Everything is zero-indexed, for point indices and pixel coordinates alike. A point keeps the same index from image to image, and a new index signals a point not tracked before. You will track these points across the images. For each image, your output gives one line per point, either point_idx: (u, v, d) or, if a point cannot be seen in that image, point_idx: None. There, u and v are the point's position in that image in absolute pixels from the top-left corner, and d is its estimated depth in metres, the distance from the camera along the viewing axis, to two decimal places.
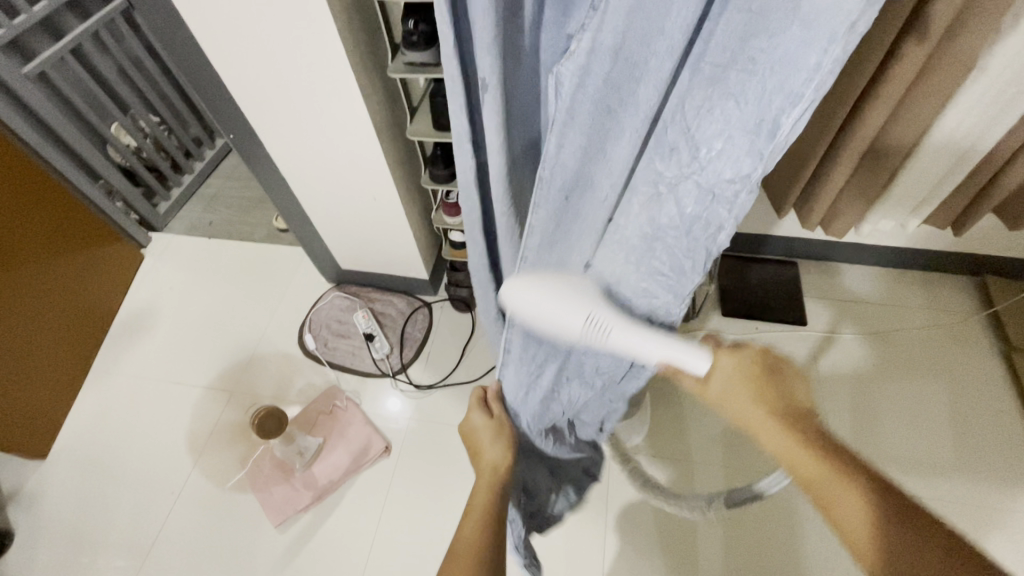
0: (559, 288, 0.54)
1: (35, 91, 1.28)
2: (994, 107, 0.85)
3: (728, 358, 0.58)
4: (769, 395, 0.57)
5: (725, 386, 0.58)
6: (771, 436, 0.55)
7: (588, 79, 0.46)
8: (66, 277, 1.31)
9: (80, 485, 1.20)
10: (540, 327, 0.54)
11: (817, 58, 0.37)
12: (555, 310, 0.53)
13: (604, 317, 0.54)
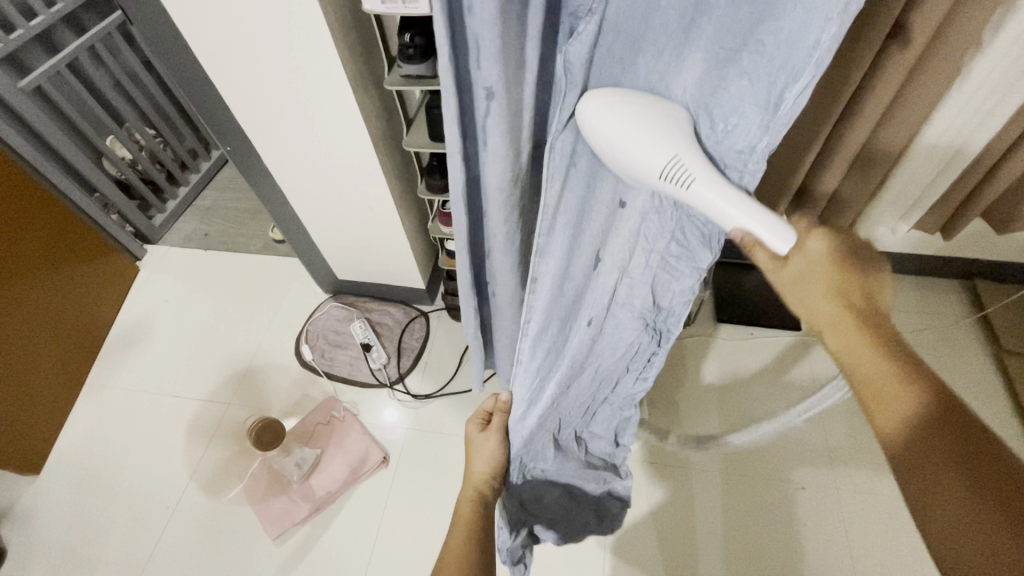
0: (645, 114, 0.45)
1: (30, 104, 1.28)
2: (979, 112, 0.87)
3: (820, 240, 0.45)
4: (854, 286, 0.45)
5: (804, 273, 0.45)
6: (841, 336, 0.45)
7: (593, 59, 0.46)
8: (60, 289, 1.31)
9: (74, 501, 1.18)
10: (614, 155, 0.46)
11: (815, 35, 0.38)
12: (637, 143, 0.45)
13: (690, 159, 0.44)
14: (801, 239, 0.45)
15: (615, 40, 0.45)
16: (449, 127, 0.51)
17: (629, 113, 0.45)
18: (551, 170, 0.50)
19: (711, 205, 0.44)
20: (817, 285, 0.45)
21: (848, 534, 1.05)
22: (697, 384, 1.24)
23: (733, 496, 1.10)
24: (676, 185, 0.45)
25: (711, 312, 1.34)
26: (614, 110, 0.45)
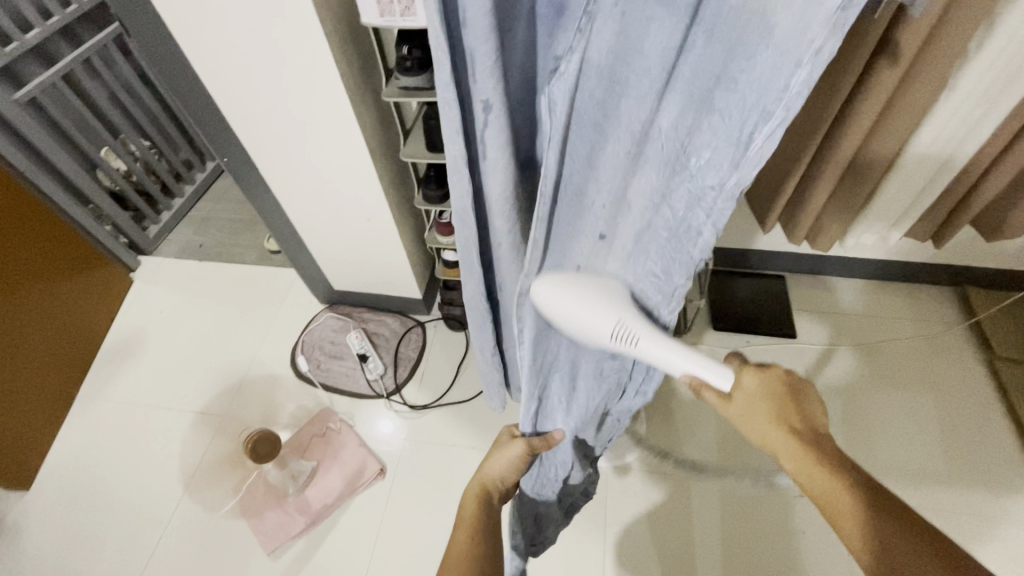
0: (588, 294, 0.56)
1: (25, 116, 1.28)
2: (966, 123, 0.89)
3: (752, 376, 0.55)
4: (789, 410, 0.54)
5: (749, 403, 0.54)
6: (790, 455, 0.51)
7: (580, 92, 0.45)
8: (53, 301, 1.30)
9: (66, 515, 1.17)
10: (565, 325, 0.56)
11: (785, 79, 0.37)
12: (586, 316, 0.55)
13: (634, 325, 0.55)
14: (737, 377, 0.55)
15: (597, 78, 0.44)
16: (450, 140, 0.50)
17: (574, 294, 0.56)
18: (539, 200, 0.49)
19: (656, 357, 0.55)
20: (762, 414, 0.54)
21: (846, 541, 1.05)
22: (693, 391, 1.24)
23: (731, 504, 1.10)
24: (625, 346, 0.55)
25: (707, 320, 1.35)
26: (562, 292, 0.56)
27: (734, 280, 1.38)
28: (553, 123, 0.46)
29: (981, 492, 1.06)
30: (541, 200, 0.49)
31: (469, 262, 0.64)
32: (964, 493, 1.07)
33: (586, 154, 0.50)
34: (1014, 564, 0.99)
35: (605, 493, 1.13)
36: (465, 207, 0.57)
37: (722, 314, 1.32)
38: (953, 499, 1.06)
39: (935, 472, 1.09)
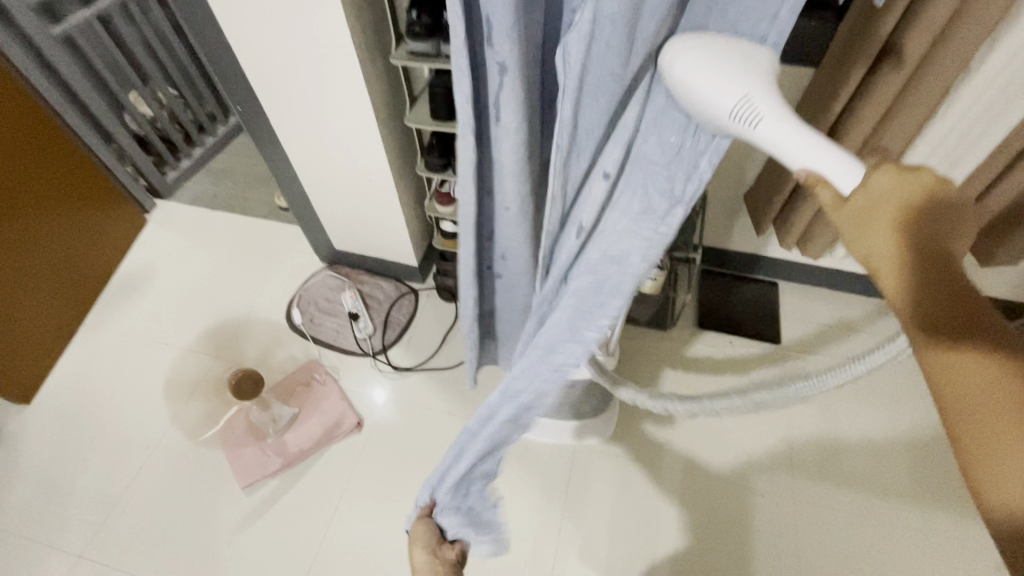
0: (722, 54, 0.41)
1: (59, 51, 1.34)
2: (966, 142, 0.89)
3: (889, 176, 0.36)
4: (924, 223, 0.35)
5: (875, 202, 0.36)
6: (897, 280, 0.35)
7: (596, 47, 0.43)
8: (68, 230, 1.36)
9: (56, 434, 1.23)
10: (684, 95, 0.43)
11: (775, 7, 0.41)
12: (713, 78, 0.41)
13: (763, 100, 0.40)
14: (864, 177, 0.38)
15: (614, 31, 0.42)
16: (460, 101, 0.51)
17: (710, 50, 0.42)
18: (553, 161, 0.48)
19: (782, 146, 0.40)
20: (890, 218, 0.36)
21: (800, 544, 1.06)
22: (672, 387, 1.26)
23: (694, 498, 1.12)
24: (740, 127, 0.41)
25: (693, 317, 1.36)
26: (702, 47, 0.42)
27: (725, 283, 1.40)
28: (568, 74, 0.43)
29: (944, 511, 1.08)
30: (557, 149, 0.48)
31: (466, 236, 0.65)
32: (926, 510, 1.08)
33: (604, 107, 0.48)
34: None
35: (568, 468, 1.17)
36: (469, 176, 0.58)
37: (707, 313, 1.35)
38: (915, 516, 1.08)
39: (901, 487, 1.11)
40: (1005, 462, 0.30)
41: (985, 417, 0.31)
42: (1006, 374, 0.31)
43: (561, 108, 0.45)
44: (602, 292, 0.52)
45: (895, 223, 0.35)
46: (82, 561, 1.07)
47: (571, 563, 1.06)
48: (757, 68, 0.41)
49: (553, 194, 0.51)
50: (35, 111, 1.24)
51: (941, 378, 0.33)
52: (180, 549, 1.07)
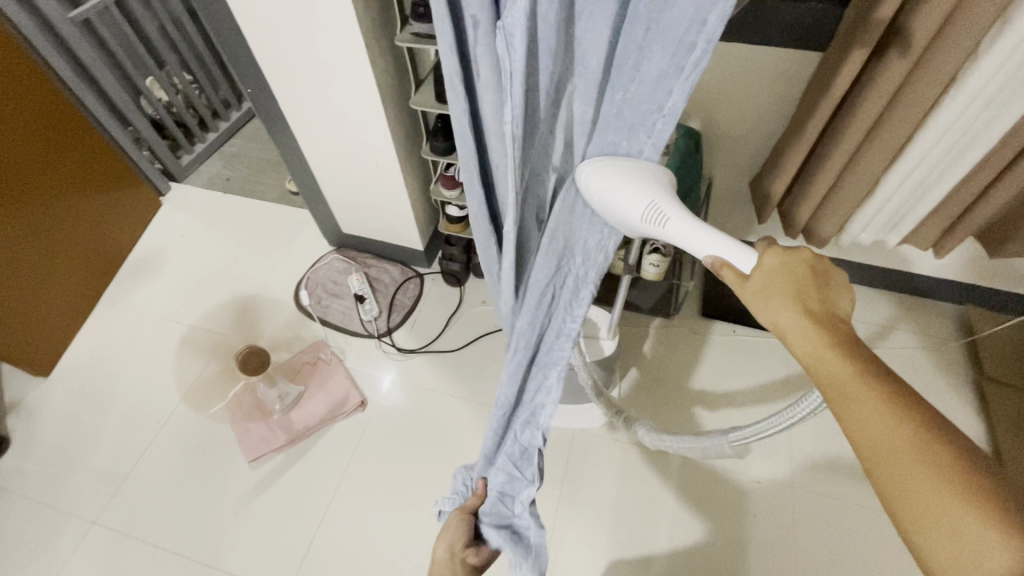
0: (628, 169, 0.51)
1: (78, 36, 1.37)
2: (973, 131, 0.88)
3: (775, 258, 0.47)
4: (810, 291, 0.46)
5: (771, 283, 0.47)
6: (804, 341, 0.44)
7: (539, 23, 0.45)
8: (83, 211, 1.39)
9: (73, 406, 1.27)
10: (603, 206, 0.52)
11: (705, 13, 0.40)
12: (623, 188, 0.50)
13: (666, 204, 0.51)
14: (758, 258, 0.48)
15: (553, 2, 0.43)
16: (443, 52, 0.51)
17: (617, 170, 0.51)
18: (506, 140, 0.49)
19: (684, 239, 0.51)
20: (783, 293, 0.46)
21: (797, 530, 1.07)
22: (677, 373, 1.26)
23: (691, 481, 1.13)
24: (652, 227, 0.51)
25: (696, 306, 1.36)
26: (607, 167, 0.51)
27: None
28: (513, 57, 0.45)
29: None
30: (508, 136, 0.49)
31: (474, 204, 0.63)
32: None
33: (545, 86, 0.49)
34: None
35: (568, 450, 1.18)
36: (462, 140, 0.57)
37: (711, 302, 1.34)
38: None
39: None
40: (909, 486, 0.38)
41: (894, 449, 0.39)
42: (894, 412, 0.39)
43: (511, 84, 0.46)
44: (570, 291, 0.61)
45: (789, 296, 0.46)
46: (95, 527, 1.11)
47: (568, 542, 1.08)
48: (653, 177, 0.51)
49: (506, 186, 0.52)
50: (53, 94, 1.27)
51: (848, 419, 0.41)
52: (188, 518, 1.11)
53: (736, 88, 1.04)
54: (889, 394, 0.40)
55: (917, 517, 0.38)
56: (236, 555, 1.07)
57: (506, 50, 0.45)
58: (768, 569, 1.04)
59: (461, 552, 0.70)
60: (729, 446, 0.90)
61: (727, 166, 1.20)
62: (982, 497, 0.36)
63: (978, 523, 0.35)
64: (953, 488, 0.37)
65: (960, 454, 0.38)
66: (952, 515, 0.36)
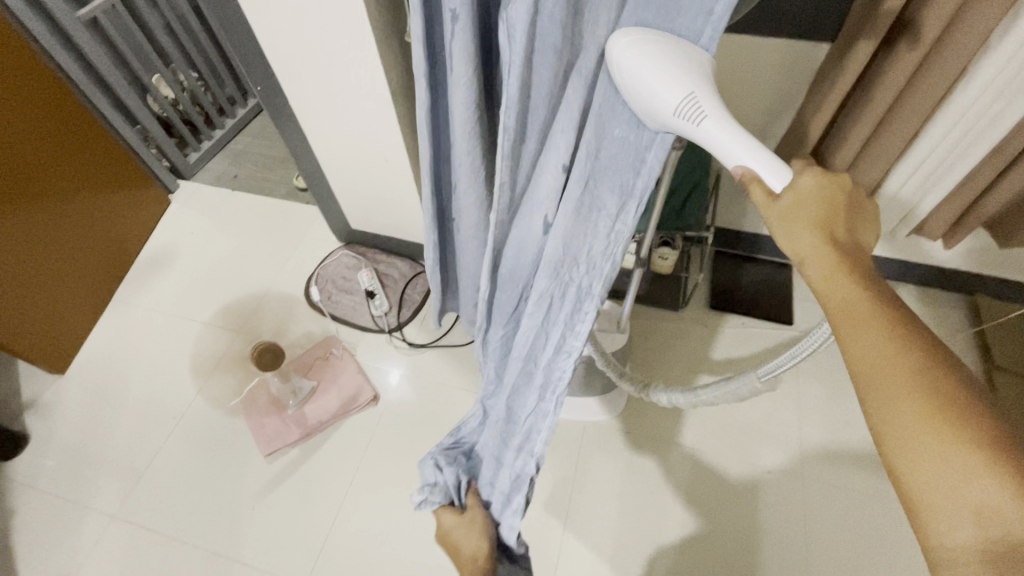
0: (667, 54, 0.43)
1: (85, 35, 1.37)
2: (985, 120, 0.87)
3: (813, 178, 0.44)
4: (839, 219, 0.44)
5: (804, 201, 0.43)
6: (819, 265, 0.42)
7: (540, 19, 0.45)
8: (93, 209, 1.40)
9: (89, 404, 1.29)
10: (635, 89, 0.44)
11: (711, 4, 0.42)
12: (664, 73, 0.42)
13: (706, 99, 0.44)
14: (792, 178, 0.44)
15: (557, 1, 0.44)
16: (414, 40, 0.50)
17: (659, 49, 0.43)
18: (502, 133, 0.51)
19: (718, 142, 0.45)
20: (811, 213, 0.43)
21: (807, 519, 1.08)
22: (689, 365, 1.27)
23: (701, 472, 1.15)
24: (687, 123, 0.44)
25: (705, 298, 1.36)
26: (649, 46, 0.44)
27: (738, 264, 1.39)
28: (512, 51, 0.46)
29: None
30: (503, 131, 0.51)
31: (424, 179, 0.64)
32: None
33: (547, 82, 0.50)
34: None
35: (580, 442, 1.19)
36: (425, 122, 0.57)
37: (720, 294, 1.35)
38: None
39: None
40: (897, 411, 0.37)
41: (889, 372, 0.37)
42: (896, 337, 0.38)
43: (509, 85, 0.48)
44: (571, 303, 0.60)
45: (819, 214, 0.43)
46: (115, 522, 1.13)
47: (581, 533, 1.09)
48: (696, 69, 0.44)
49: (501, 176, 0.55)
50: (62, 93, 1.28)
51: (851, 341, 0.39)
52: (206, 512, 1.13)
53: (745, 79, 1.04)
54: (894, 320, 0.39)
55: (901, 442, 0.36)
56: (254, 548, 1.08)
57: (509, 42, 0.46)
58: (779, 558, 1.05)
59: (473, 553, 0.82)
60: (760, 380, 0.76)
61: None
62: (971, 426, 0.35)
63: (962, 449, 0.34)
64: (942, 414, 0.36)
65: (955, 385, 0.36)
66: (945, 440, 0.35)
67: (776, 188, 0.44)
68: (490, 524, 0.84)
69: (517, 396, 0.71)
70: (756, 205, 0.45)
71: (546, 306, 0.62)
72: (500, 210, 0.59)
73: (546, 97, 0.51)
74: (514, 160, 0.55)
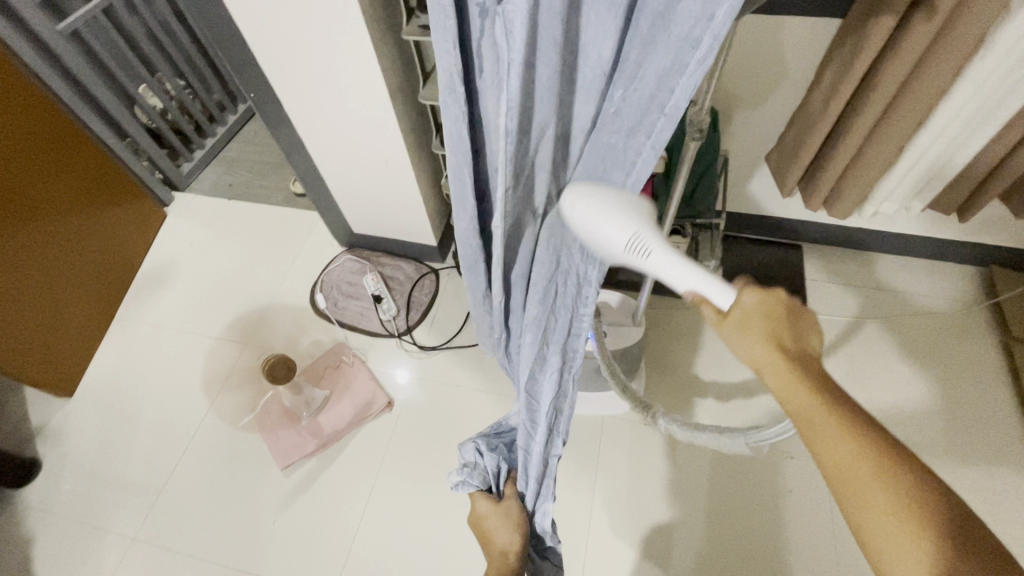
0: (609, 200, 0.48)
1: (67, 48, 1.33)
2: (1003, 89, 0.85)
3: (755, 294, 0.47)
4: (784, 327, 0.46)
5: (749, 319, 0.46)
6: (778, 377, 0.44)
7: (542, 12, 0.41)
8: (88, 228, 1.37)
9: (100, 426, 1.27)
10: (586, 237, 0.48)
11: (712, 9, 0.37)
12: (610, 222, 0.47)
13: (651, 238, 0.48)
14: (735, 297, 0.48)
15: None
16: (441, 44, 0.45)
17: (600, 201, 0.48)
18: (501, 138, 0.45)
19: (667, 275, 0.49)
20: (760, 329, 0.46)
21: (833, 501, 1.08)
22: (706, 353, 1.26)
23: (723, 459, 1.14)
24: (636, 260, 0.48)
25: None
26: (590, 199, 0.48)
27: (749, 248, 1.38)
28: (510, 49, 0.41)
29: (978, 465, 1.08)
30: (504, 135, 0.45)
31: (462, 195, 0.56)
32: (962, 465, 1.08)
33: (549, 80, 0.45)
34: (999, 523, 1.02)
35: (599, 437, 1.18)
36: (457, 135, 0.51)
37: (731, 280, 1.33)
38: (950, 472, 1.07)
39: (934, 443, 1.10)
40: (875, 523, 0.40)
41: (860, 485, 0.40)
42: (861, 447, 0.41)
43: (508, 85, 0.43)
44: (573, 287, 0.60)
45: (769, 331, 0.45)
46: (136, 543, 1.12)
47: (606, 528, 1.08)
48: (638, 210, 0.48)
49: (505, 183, 0.49)
50: (50, 110, 1.25)
51: (820, 453, 0.42)
52: (227, 528, 1.12)
53: (750, 59, 1.02)
54: (857, 430, 0.41)
55: (880, 552, 0.40)
56: (277, 561, 1.07)
57: (505, 39, 0.42)
58: (807, 542, 1.04)
59: (505, 546, 0.79)
60: (749, 447, 0.78)
61: (743, 140, 1.18)
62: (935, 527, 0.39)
63: (929, 549, 0.38)
64: (908, 517, 0.39)
65: (917, 492, 0.40)
66: (916, 549, 0.38)
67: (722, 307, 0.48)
68: (525, 516, 0.82)
69: (532, 383, 0.68)
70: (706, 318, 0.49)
71: (549, 292, 0.60)
72: (504, 218, 0.53)
73: (546, 96, 0.46)
74: (517, 167, 0.50)
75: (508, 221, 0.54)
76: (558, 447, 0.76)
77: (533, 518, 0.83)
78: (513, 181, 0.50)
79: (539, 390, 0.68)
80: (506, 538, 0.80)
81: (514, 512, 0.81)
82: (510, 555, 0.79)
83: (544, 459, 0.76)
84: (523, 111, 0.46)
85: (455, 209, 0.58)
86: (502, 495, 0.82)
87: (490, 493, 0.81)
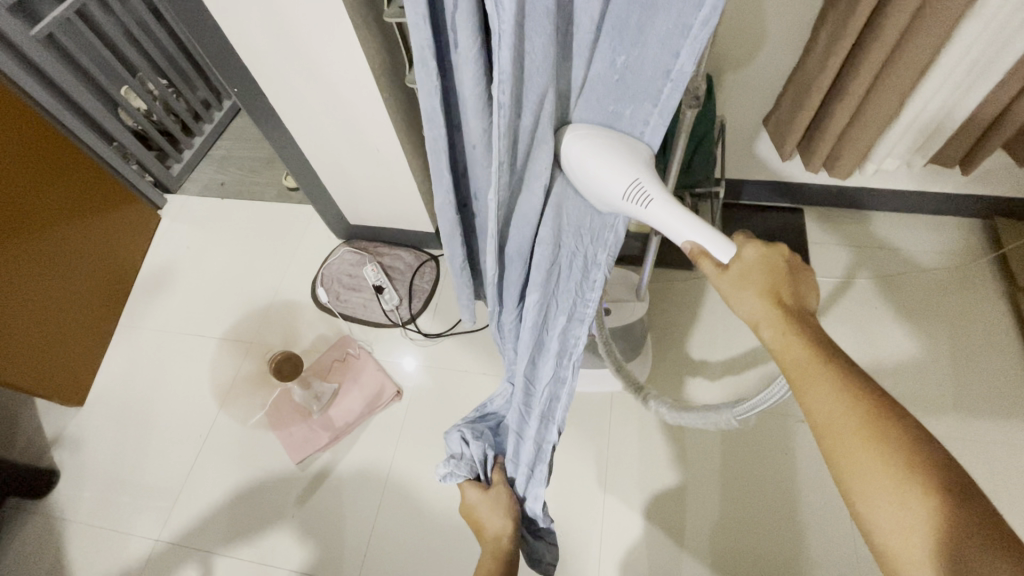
0: (609, 143, 0.52)
1: (45, 53, 1.30)
2: (1004, 35, 0.83)
3: (757, 250, 0.51)
4: (784, 284, 0.51)
5: (751, 276, 0.50)
6: (773, 330, 0.49)
7: None
8: (82, 236, 1.36)
9: (115, 433, 1.28)
10: (586, 177, 0.52)
11: None
12: (609, 164, 0.51)
13: (650, 184, 0.51)
14: (738, 250, 0.51)
15: None
16: (416, 20, 0.43)
17: (599, 144, 0.52)
18: (496, 111, 0.44)
19: (665, 221, 0.52)
20: (760, 285, 0.50)
21: None
22: (710, 322, 1.26)
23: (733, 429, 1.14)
24: (635, 205, 0.52)
25: None
26: (591, 143, 0.52)
27: (752, 214, 1.36)
28: (502, 19, 0.40)
29: (989, 417, 1.08)
30: (498, 108, 0.44)
31: (441, 166, 0.54)
32: (973, 419, 1.08)
33: (542, 52, 0.44)
34: (1013, 474, 1.02)
35: (609, 413, 1.19)
36: (435, 107, 0.49)
37: None
38: (962, 428, 1.08)
39: (944, 400, 1.10)
40: (860, 462, 0.44)
41: (842, 425, 0.45)
42: (846, 393, 0.45)
43: (500, 57, 0.42)
44: (580, 270, 0.61)
45: (767, 285, 0.50)
46: (160, 544, 1.14)
47: (621, 502, 1.09)
48: (637, 155, 0.52)
49: (500, 158, 0.48)
50: (34, 119, 1.22)
51: (807, 399, 0.47)
52: (247, 525, 1.13)
53: (744, 21, 0.99)
54: (844, 379, 0.46)
55: (861, 487, 0.44)
56: (298, 553, 1.10)
57: (495, 10, 0.40)
58: (821, 503, 1.06)
59: (499, 534, 0.79)
60: (736, 421, 0.77)
61: (739, 105, 1.15)
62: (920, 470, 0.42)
63: (914, 492, 0.42)
64: (889, 457, 0.43)
65: (901, 438, 0.43)
66: (897, 485, 0.42)
67: (721, 262, 0.51)
68: (517, 500, 0.83)
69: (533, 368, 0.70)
70: (706, 271, 0.52)
71: (551, 272, 0.61)
72: (501, 191, 0.52)
73: (538, 68, 0.45)
74: (512, 143, 0.49)
75: (504, 196, 0.53)
76: (556, 436, 0.75)
77: (524, 502, 0.84)
78: (508, 156, 0.49)
79: (540, 369, 0.69)
80: (502, 526, 0.80)
81: (506, 498, 0.82)
82: (506, 542, 0.79)
83: (538, 444, 0.76)
84: (516, 83, 0.45)
85: (433, 185, 0.56)
86: (493, 482, 0.83)
87: (479, 481, 0.82)
